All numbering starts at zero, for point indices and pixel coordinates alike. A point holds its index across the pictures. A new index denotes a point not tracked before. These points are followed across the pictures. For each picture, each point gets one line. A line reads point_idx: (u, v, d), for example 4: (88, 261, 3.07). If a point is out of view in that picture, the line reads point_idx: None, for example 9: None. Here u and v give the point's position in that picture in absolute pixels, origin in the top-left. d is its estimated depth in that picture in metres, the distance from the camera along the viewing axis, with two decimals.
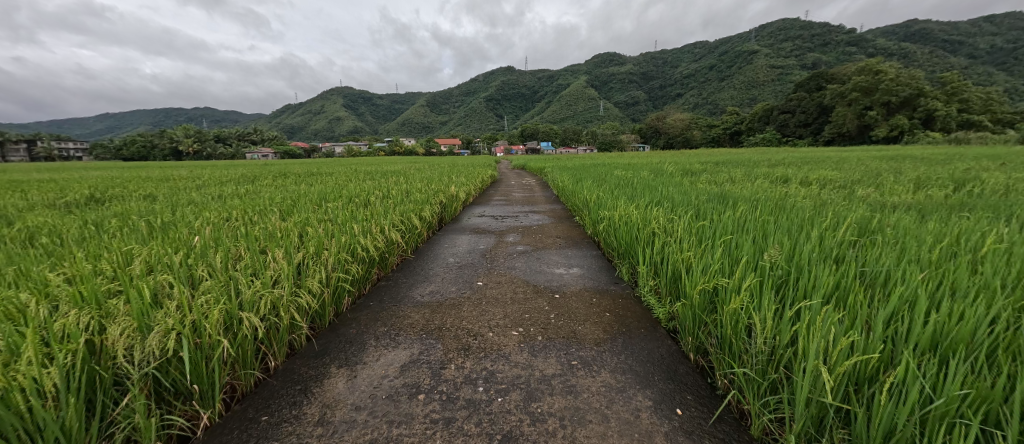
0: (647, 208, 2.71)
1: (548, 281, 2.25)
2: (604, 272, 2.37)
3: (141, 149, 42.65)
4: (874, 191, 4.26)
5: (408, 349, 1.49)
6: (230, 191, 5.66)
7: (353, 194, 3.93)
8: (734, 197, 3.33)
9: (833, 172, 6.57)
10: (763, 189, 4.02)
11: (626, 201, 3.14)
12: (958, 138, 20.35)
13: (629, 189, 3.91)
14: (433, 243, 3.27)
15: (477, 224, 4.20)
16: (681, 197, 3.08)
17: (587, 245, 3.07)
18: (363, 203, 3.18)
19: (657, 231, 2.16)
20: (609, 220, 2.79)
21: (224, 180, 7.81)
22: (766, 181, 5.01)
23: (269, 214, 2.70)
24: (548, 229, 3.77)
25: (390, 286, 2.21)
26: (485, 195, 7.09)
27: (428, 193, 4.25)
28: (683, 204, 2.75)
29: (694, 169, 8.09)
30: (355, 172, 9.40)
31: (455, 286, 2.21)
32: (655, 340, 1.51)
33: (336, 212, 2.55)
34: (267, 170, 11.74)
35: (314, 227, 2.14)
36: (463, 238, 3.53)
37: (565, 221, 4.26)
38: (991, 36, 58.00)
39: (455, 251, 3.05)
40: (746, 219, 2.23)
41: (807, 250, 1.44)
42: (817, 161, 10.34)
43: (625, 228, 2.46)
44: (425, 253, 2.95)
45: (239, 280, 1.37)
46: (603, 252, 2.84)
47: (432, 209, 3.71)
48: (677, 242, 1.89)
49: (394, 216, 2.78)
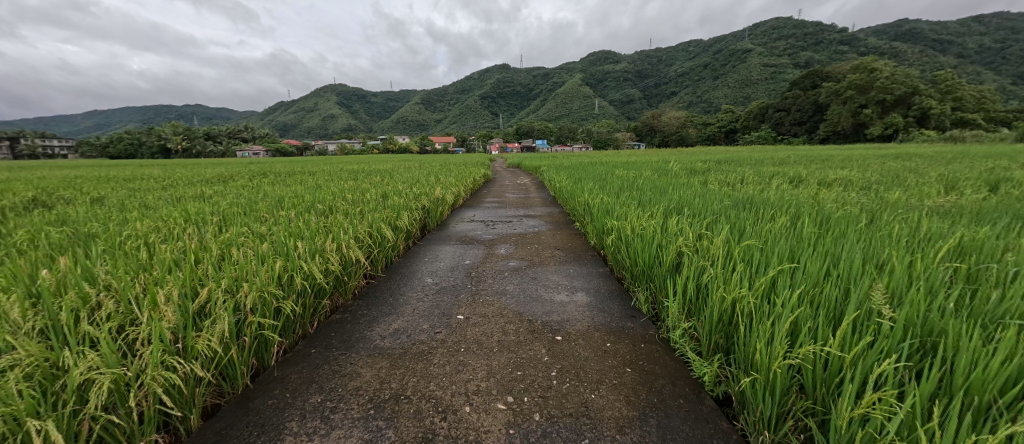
0: (665, 218, 2.25)
1: (546, 313, 1.78)
2: (616, 300, 1.90)
3: (129, 146, 41.85)
4: (901, 192, 3.87)
5: (341, 439, 1.01)
6: (194, 193, 5.14)
7: (322, 198, 3.42)
8: (760, 202, 2.86)
9: (848, 172, 6.15)
10: (785, 192, 3.56)
11: (637, 207, 2.69)
12: (952, 136, 20.22)
13: (637, 193, 3.45)
14: (411, 258, 2.80)
15: (465, 231, 3.71)
16: (702, 204, 2.62)
17: (591, 259, 2.61)
18: (326, 211, 2.68)
19: (687, 251, 1.69)
20: (619, 231, 2.33)
21: (195, 180, 7.27)
22: (780, 182, 4.60)
23: (202, 227, 2.18)
24: (545, 239, 3.29)
25: (346, 322, 1.73)
26: (477, 196, 6.60)
27: (409, 196, 3.76)
28: (709, 214, 2.31)
29: (698, 168, 7.66)
30: (338, 172, 8.87)
31: (428, 321, 1.73)
32: (705, 423, 1.04)
33: (282, 225, 2.05)
34: (252, 169, 11.21)
35: (244, 248, 1.64)
36: (447, 249, 3.04)
37: (564, 227, 3.79)
38: (981, 36, 58.45)
39: (435, 268, 2.56)
40: (795, 234, 1.78)
41: (929, 298, 0.99)
42: (823, 160, 9.95)
43: (642, 242, 1.99)
44: (399, 271, 2.49)
45: (70, 351, 0.88)
46: (611, 269, 2.38)
47: (412, 216, 3.21)
48: (720, 269, 1.43)
49: (361, 228, 2.30)
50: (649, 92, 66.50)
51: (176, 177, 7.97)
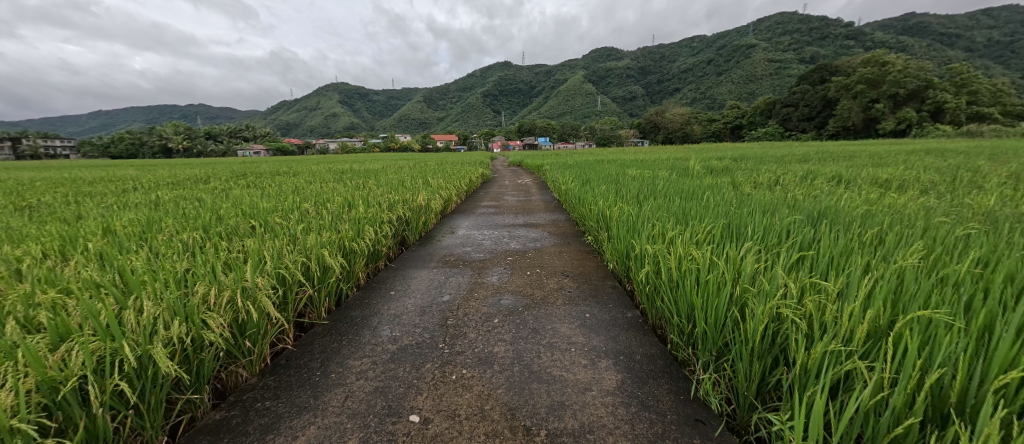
0: (723, 245, 1.57)
1: (553, 409, 1.10)
2: (661, 382, 1.22)
3: (130, 145, 41.69)
4: (980, 196, 3.16)
5: None
6: (143, 198, 4.52)
7: (270, 208, 2.74)
8: (833, 214, 2.16)
9: (892, 170, 5.39)
10: (846, 199, 2.84)
11: (672, 224, 2.02)
12: (970, 131, 19.30)
13: (663, 202, 2.77)
14: (373, 290, 2.13)
15: (450, 248, 3.01)
16: (762, 220, 1.93)
17: (613, 297, 1.90)
18: (258, 228, 2.01)
19: (798, 316, 1.00)
20: (657, 261, 1.65)
21: (165, 182, 6.67)
22: (826, 184, 3.87)
23: (57, 262, 1.50)
24: (548, 260, 2.59)
25: (224, 432, 1.05)
26: (473, 199, 5.99)
27: (381, 203, 3.10)
28: (786, 236, 1.64)
29: (716, 166, 6.93)
30: (326, 172, 8.28)
31: (357, 431, 1.05)
32: None
33: (155, 263, 1.37)
34: (235, 169, 10.56)
35: (36, 317, 0.97)
36: (423, 277, 2.34)
37: (572, 242, 3.10)
38: (991, 30, 56.96)
39: (401, 309, 1.86)
40: (964, 284, 1.10)
41: None
42: (849, 156, 9.14)
43: (698, 290, 1.32)
44: (351, 315, 1.82)
45: None
46: (643, 314, 1.70)
47: (379, 231, 2.55)
48: (896, 380, 0.75)
49: (290, 259, 1.63)
50: (652, 88, 65.59)
51: (147, 179, 7.37)
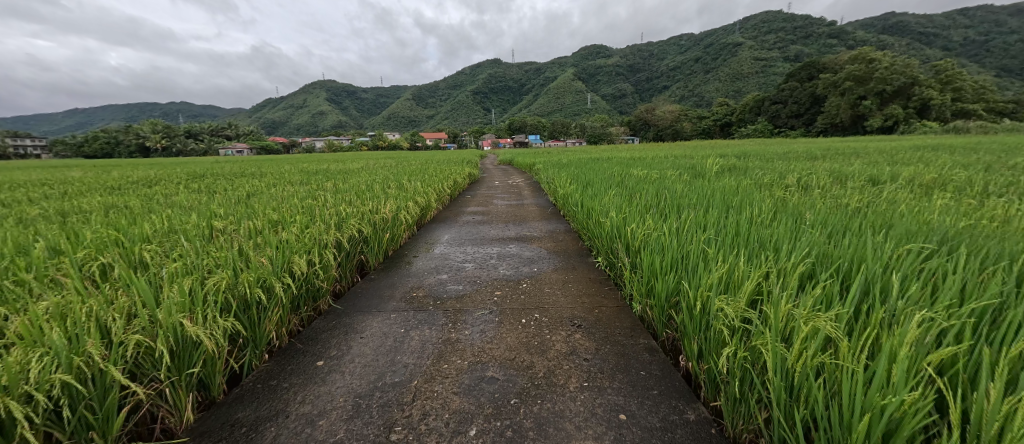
0: (862, 314, 0.90)
1: None
2: None
3: (104, 145, 40.04)
4: None
5: None
6: (45, 208, 3.72)
7: (168, 228, 1.99)
8: (963, 239, 1.49)
9: (923, 167, 4.78)
10: (926, 209, 2.19)
11: (738, 259, 1.35)
12: (956, 127, 19.05)
13: (697, 215, 2.12)
14: (292, 358, 1.42)
15: (420, 276, 2.30)
16: (875, 252, 1.27)
17: (655, 373, 1.25)
18: (104, 271, 1.29)
19: None
20: (741, 337, 0.98)
21: (100, 186, 5.81)
22: (873, 188, 3.23)
23: None
24: (550, 296, 1.92)
25: None
26: (456, 203, 5.33)
27: (328, 217, 2.38)
28: (960, 294, 0.98)
29: (724, 164, 6.32)
30: (297, 172, 7.48)
31: None
32: None
33: None
34: (200, 168, 9.66)
35: None
36: (373, 329, 1.63)
37: (577, 265, 2.43)
38: (967, 28, 57.91)
39: (324, 401, 1.16)
40: None
41: None
42: (856, 153, 8.60)
43: (873, 428, 0.65)
44: (234, 417, 1.10)
45: None
46: (717, 424, 1.02)
47: (315, 260, 1.84)
48: None
49: (104, 343, 0.92)
50: (642, 86, 65.59)
51: (85, 182, 6.47)
